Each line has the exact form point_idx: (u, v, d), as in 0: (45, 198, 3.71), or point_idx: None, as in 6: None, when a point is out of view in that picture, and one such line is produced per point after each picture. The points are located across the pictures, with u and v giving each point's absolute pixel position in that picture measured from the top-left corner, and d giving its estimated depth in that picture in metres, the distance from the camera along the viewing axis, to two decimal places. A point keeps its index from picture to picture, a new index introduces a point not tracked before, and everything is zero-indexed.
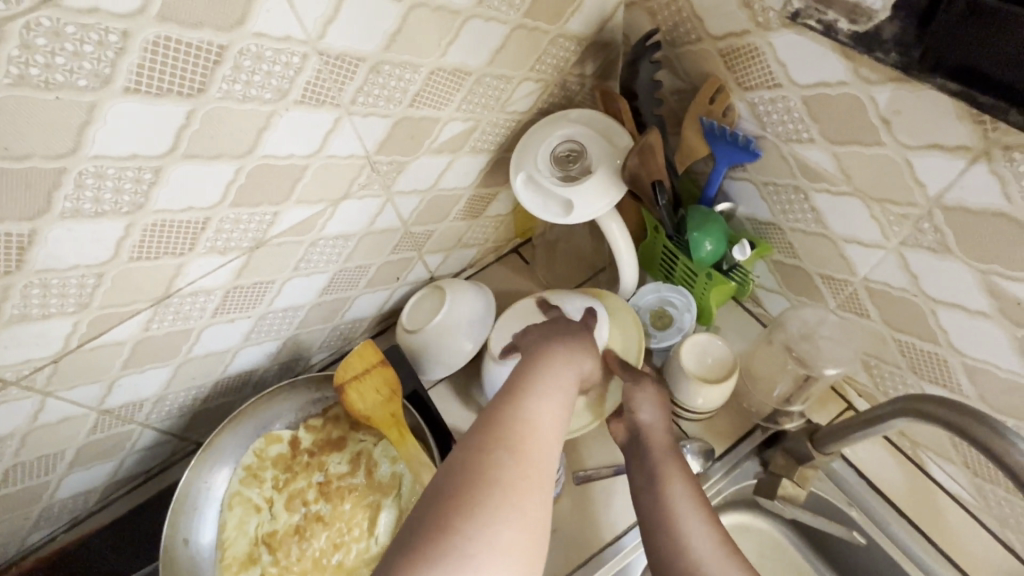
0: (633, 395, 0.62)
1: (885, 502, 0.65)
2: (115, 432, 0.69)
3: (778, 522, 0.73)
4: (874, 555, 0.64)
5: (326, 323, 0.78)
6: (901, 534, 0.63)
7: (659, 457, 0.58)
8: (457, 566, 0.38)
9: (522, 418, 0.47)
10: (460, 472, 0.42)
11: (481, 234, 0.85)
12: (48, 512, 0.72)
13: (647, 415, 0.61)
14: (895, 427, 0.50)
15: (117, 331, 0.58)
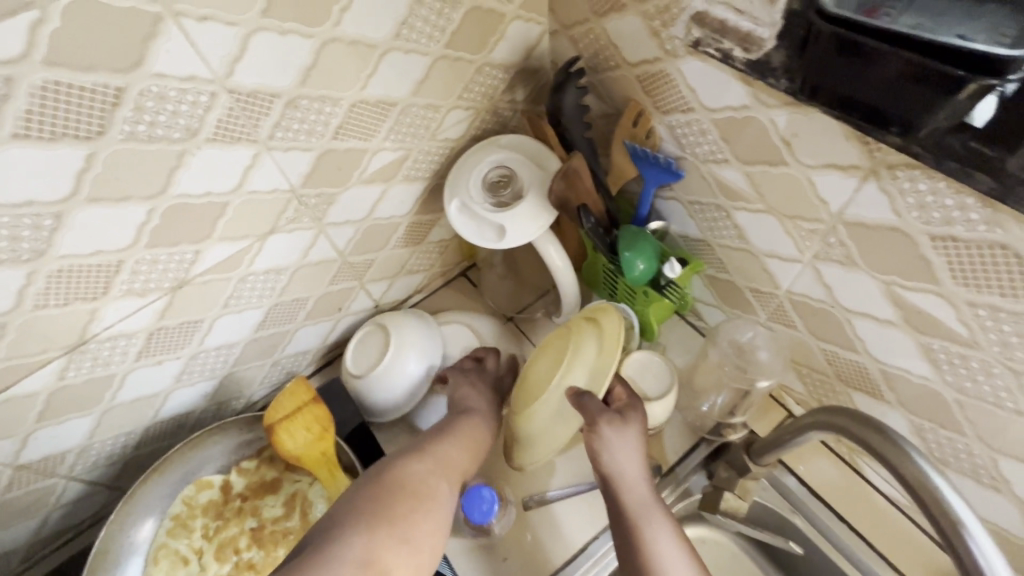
0: (594, 443, 0.59)
1: (827, 509, 0.66)
2: (35, 488, 0.65)
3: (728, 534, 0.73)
4: (817, 560, 0.65)
5: (266, 359, 0.76)
6: (841, 537, 0.65)
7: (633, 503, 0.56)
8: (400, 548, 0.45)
9: (456, 456, 0.58)
10: (407, 475, 0.51)
11: (425, 260, 0.85)
12: None
13: (625, 457, 0.59)
14: (813, 436, 0.52)
15: (28, 382, 0.55)
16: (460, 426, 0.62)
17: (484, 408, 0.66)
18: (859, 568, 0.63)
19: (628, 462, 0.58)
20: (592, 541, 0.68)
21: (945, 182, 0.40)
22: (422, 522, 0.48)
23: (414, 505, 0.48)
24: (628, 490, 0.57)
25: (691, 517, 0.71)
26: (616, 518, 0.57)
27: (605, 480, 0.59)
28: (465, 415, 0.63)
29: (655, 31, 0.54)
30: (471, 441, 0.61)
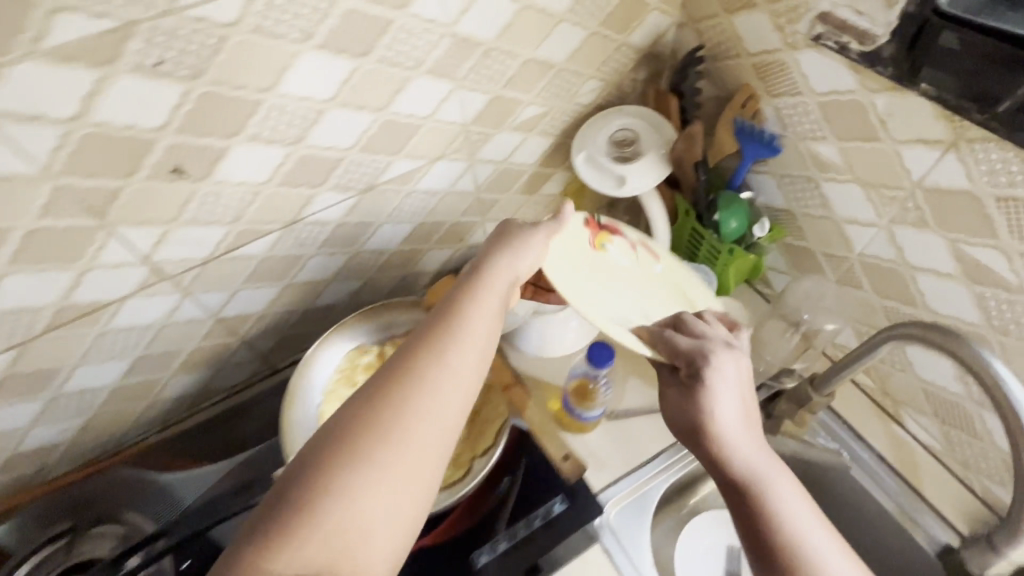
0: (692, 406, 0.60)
1: (868, 449, 0.78)
2: (220, 342, 0.80)
3: None
4: (856, 489, 0.77)
5: (399, 271, 0.91)
6: (879, 471, 0.77)
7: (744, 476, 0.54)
8: (350, 497, 0.43)
9: (450, 363, 0.51)
10: (353, 421, 0.47)
11: (534, 210, 0.99)
12: (147, 412, 0.82)
13: (731, 408, 0.59)
14: (878, 354, 0.64)
15: (252, 246, 0.70)
16: (467, 326, 0.54)
17: (491, 294, 0.57)
18: (892, 497, 0.75)
19: (734, 415, 0.58)
20: (662, 452, 0.80)
21: (1014, 152, 0.53)
22: (372, 471, 0.44)
23: (384, 450, 0.45)
24: (740, 449, 0.56)
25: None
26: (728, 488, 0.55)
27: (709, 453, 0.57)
28: (470, 307, 0.55)
29: (780, 27, 0.68)
30: (472, 342, 0.53)
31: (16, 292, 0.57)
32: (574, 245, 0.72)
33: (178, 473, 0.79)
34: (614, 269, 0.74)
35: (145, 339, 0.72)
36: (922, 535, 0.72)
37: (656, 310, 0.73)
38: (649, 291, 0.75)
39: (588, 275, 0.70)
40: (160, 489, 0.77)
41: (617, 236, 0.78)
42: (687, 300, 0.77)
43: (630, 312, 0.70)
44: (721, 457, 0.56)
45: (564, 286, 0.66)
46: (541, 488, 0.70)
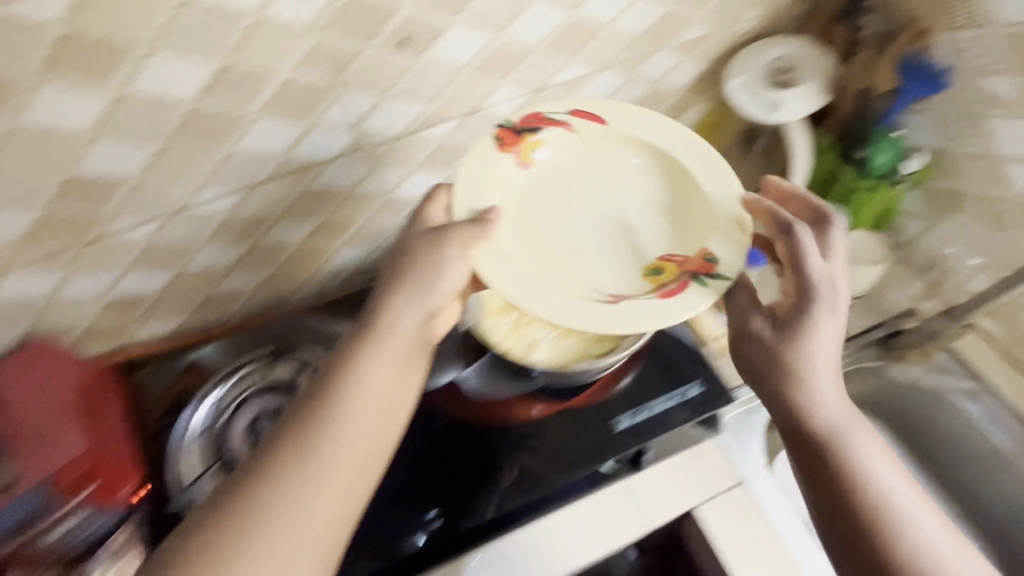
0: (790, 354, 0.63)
1: (993, 399, 0.84)
2: (384, 221, 0.89)
3: (890, 394, 0.92)
4: (971, 425, 0.86)
5: None
6: (998, 414, 0.84)
7: (828, 433, 0.62)
8: (258, 546, 0.51)
9: (360, 405, 0.58)
10: (259, 485, 0.53)
11: None
12: (313, 279, 0.93)
13: (824, 370, 0.63)
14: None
15: (435, 130, 0.78)
16: (357, 371, 0.59)
17: (389, 341, 0.61)
18: (1008, 439, 0.83)
19: (829, 378, 0.63)
20: None
21: None
22: (267, 534, 0.51)
23: (275, 492, 0.52)
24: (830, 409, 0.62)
25: (858, 379, 0.91)
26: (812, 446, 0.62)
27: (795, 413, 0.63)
28: (352, 375, 0.58)
29: None
30: (370, 398, 0.58)
31: (261, 136, 0.67)
32: (498, 184, 0.68)
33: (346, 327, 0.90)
34: (552, 177, 0.73)
35: (332, 205, 0.81)
36: None
37: (598, 235, 0.71)
38: (594, 174, 0.73)
39: (519, 227, 0.69)
40: (332, 338, 0.89)
41: (545, 128, 0.72)
42: (643, 174, 0.73)
43: (577, 234, 0.71)
44: (804, 414, 0.62)
45: (509, 280, 0.63)
46: (677, 374, 0.78)
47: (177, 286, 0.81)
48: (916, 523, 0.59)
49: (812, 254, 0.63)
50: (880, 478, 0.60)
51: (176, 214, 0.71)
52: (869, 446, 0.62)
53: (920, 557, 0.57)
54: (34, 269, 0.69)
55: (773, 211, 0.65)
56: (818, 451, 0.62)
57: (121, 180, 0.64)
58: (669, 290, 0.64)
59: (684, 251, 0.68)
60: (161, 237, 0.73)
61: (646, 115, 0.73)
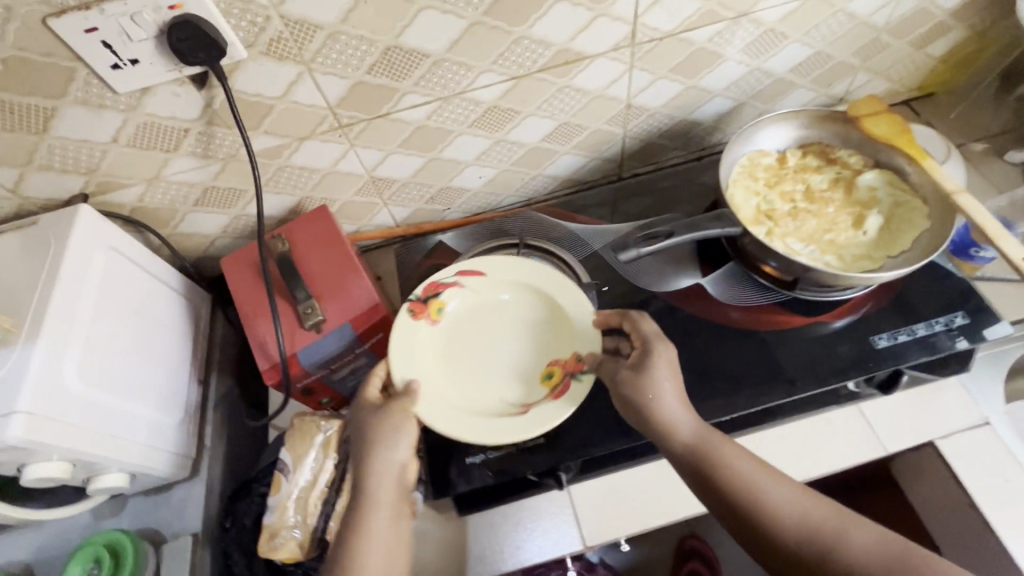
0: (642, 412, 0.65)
1: None
2: (611, 130, 0.90)
3: None
4: None
5: (765, 103, 0.94)
6: None
7: (713, 467, 0.61)
8: None
9: (391, 511, 0.62)
10: None
11: (907, 71, 0.95)
12: (528, 184, 0.96)
13: (659, 393, 0.64)
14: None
15: (701, 32, 0.77)
16: (370, 488, 0.62)
17: (379, 498, 0.62)
18: None
19: (668, 399, 0.64)
20: None
21: None
22: None
23: None
24: (679, 429, 0.63)
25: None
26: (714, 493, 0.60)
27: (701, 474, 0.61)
28: (376, 459, 0.63)
29: None
30: (386, 504, 0.62)
31: (552, 22, 0.69)
32: (417, 349, 0.70)
33: (584, 226, 0.88)
34: (465, 322, 0.75)
35: (578, 105, 0.83)
36: None
37: (501, 346, 0.74)
38: (501, 331, 0.75)
39: (443, 350, 0.73)
40: (570, 236, 0.87)
41: (445, 291, 0.75)
42: (530, 322, 0.75)
43: (488, 368, 0.72)
44: (687, 450, 0.62)
45: (426, 399, 0.67)
46: (933, 305, 0.74)
47: (423, 174, 0.87)
48: (800, 510, 0.57)
49: (626, 376, 0.66)
50: (784, 496, 0.58)
51: (453, 98, 0.75)
52: (741, 457, 0.61)
53: (807, 547, 0.55)
54: (329, 138, 0.76)
55: (620, 317, 0.71)
56: (716, 491, 0.60)
57: (428, 54, 0.68)
58: (557, 391, 0.68)
59: (562, 352, 0.72)
60: (434, 119, 0.77)
61: (496, 262, 0.77)
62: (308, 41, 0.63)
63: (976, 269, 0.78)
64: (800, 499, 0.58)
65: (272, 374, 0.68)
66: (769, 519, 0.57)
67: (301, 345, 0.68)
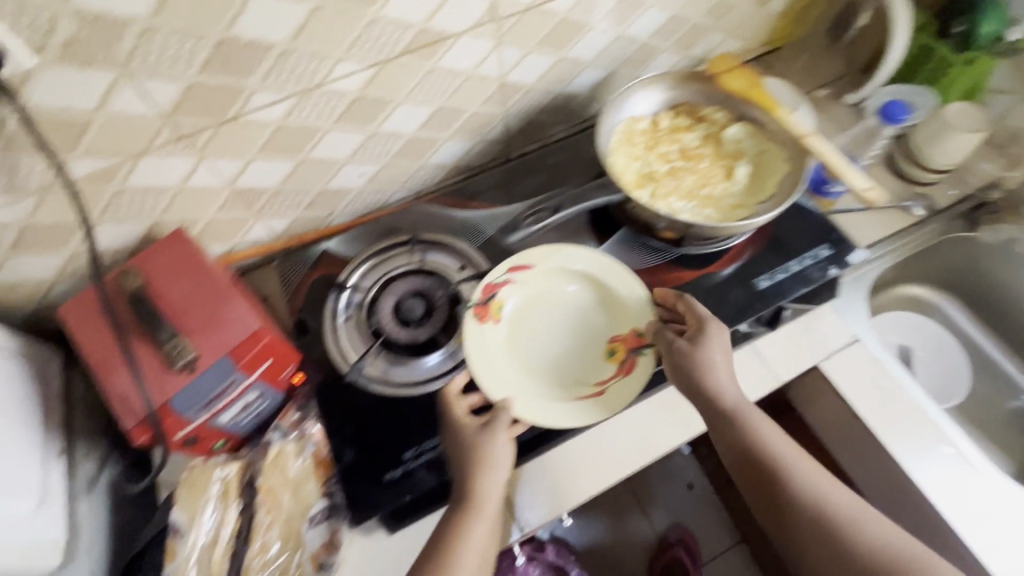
0: (694, 382, 0.63)
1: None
2: (490, 111, 0.88)
3: (955, 265, 0.99)
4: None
5: (635, 70, 0.96)
6: None
7: (751, 441, 0.61)
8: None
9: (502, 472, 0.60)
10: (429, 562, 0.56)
11: (755, 27, 1.01)
12: (416, 175, 0.92)
13: (717, 365, 0.63)
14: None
15: (562, 3, 0.76)
16: (477, 493, 0.58)
17: (496, 462, 0.60)
18: None
19: (721, 374, 0.63)
20: (876, 244, 0.88)
21: None
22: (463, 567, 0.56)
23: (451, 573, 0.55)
24: (725, 399, 0.62)
25: (952, 246, 0.96)
26: (750, 465, 0.61)
27: (742, 448, 0.61)
28: (481, 475, 0.59)
29: None
30: (501, 465, 0.60)
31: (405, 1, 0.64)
32: (493, 356, 0.67)
33: (477, 212, 0.82)
34: (526, 315, 0.71)
35: (452, 88, 0.79)
36: None
37: (569, 333, 0.70)
38: (565, 320, 0.71)
39: (514, 349, 0.69)
40: (464, 225, 0.81)
41: (502, 290, 0.71)
42: (585, 305, 0.72)
43: (551, 356, 0.69)
44: (734, 423, 0.62)
45: (513, 397, 0.65)
46: (802, 242, 0.79)
47: (295, 179, 0.79)
48: (819, 495, 0.59)
49: (686, 350, 0.63)
50: (815, 481, 0.60)
51: (310, 92, 0.68)
52: (775, 438, 0.62)
53: (817, 523, 0.58)
54: (172, 152, 0.66)
55: (676, 296, 0.67)
56: (752, 463, 0.61)
57: (271, 45, 0.61)
58: (622, 370, 0.67)
59: (622, 327, 0.70)
60: (295, 117, 0.70)
61: (542, 251, 0.72)
62: (117, 41, 0.54)
63: (830, 204, 0.86)
64: (825, 484, 0.60)
65: (142, 430, 0.59)
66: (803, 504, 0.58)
67: (173, 392, 0.59)
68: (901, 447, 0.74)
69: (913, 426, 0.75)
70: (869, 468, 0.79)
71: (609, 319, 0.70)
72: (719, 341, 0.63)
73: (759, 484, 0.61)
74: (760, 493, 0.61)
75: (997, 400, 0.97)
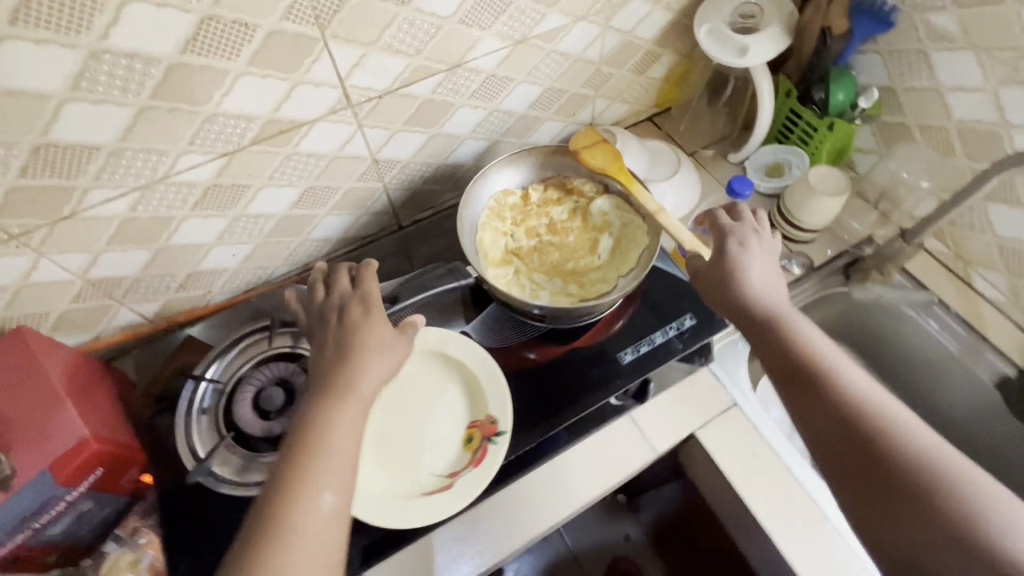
0: (728, 280, 0.66)
1: (923, 309, 0.94)
2: (369, 186, 0.88)
3: (841, 317, 1.00)
4: (914, 335, 0.94)
5: (519, 138, 0.98)
6: (932, 325, 0.93)
7: (787, 337, 0.60)
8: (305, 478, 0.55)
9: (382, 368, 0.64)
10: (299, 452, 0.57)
11: (637, 93, 1.05)
12: (299, 250, 0.91)
13: (750, 271, 0.66)
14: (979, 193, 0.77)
15: (421, 85, 0.77)
16: (355, 381, 0.61)
17: (376, 361, 0.63)
18: (948, 338, 0.92)
19: (751, 277, 0.65)
20: None
21: None
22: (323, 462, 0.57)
23: (312, 467, 0.56)
24: (753, 304, 0.64)
25: (834, 302, 0.99)
26: (787, 361, 0.59)
27: (779, 339, 0.60)
28: (357, 366, 0.62)
29: None
30: (384, 360, 0.64)
31: (244, 96, 0.64)
32: None
33: None
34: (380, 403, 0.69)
35: (318, 168, 0.79)
36: (981, 368, 0.89)
37: (426, 420, 0.70)
38: (421, 407, 0.70)
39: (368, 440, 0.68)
40: None
41: None
42: (444, 390, 0.71)
43: (407, 445, 0.68)
44: (767, 320, 0.62)
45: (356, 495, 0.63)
46: (669, 310, 0.80)
47: (158, 265, 0.77)
48: (871, 403, 0.54)
49: (729, 251, 0.68)
50: (858, 388, 0.56)
51: (155, 184, 0.67)
52: (816, 336, 0.60)
53: (861, 424, 0.53)
54: (3, 253, 0.64)
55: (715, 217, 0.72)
56: (791, 360, 0.59)
57: (97, 146, 0.60)
58: (476, 459, 0.66)
59: (478, 411, 0.69)
60: (142, 210, 0.69)
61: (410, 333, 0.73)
62: None
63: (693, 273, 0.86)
64: (875, 390, 0.55)
65: None
66: (850, 407, 0.54)
67: None
68: (772, 516, 0.73)
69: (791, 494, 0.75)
70: (755, 544, 0.76)
71: (469, 402, 0.70)
72: (748, 250, 0.68)
73: (792, 385, 0.58)
74: (804, 402, 0.57)
75: None
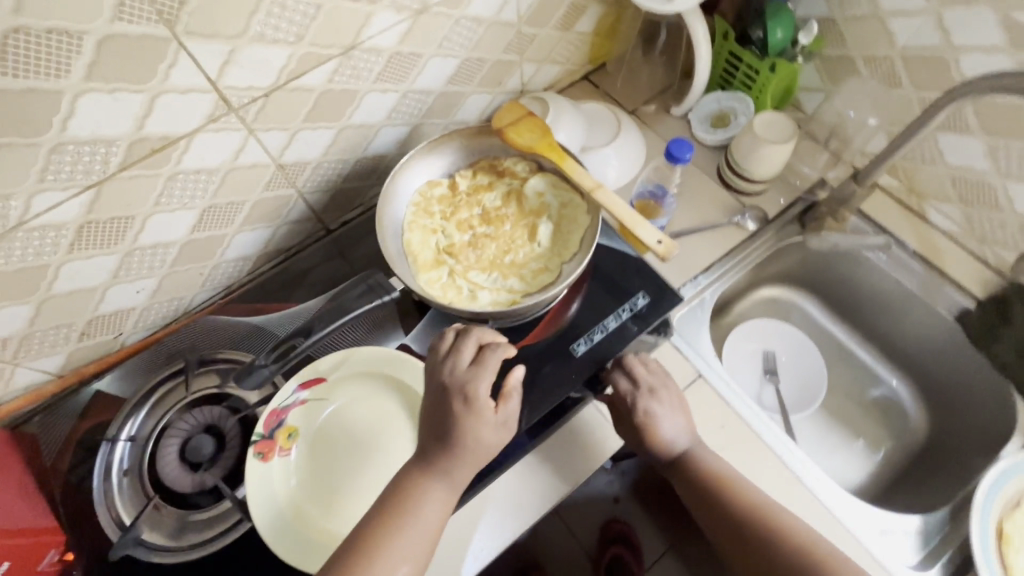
0: (643, 420, 0.70)
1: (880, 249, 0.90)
2: (280, 194, 0.79)
3: (800, 266, 0.98)
4: (873, 276, 0.92)
5: (443, 118, 0.89)
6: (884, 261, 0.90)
7: (699, 475, 0.70)
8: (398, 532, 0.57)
9: (493, 428, 0.61)
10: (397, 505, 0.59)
11: (567, 51, 0.96)
12: (215, 274, 0.82)
13: (663, 422, 0.71)
14: (928, 126, 0.73)
15: (312, 76, 0.67)
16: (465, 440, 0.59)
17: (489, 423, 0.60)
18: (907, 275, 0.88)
19: (665, 422, 0.71)
20: (700, 274, 0.87)
21: None
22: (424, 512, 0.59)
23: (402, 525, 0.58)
24: (669, 444, 0.71)
25: (790, 252, 0.95)
26: (702, 493, 0.69)
27: (690, 476, 0.70)
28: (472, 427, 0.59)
29: None
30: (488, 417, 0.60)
31: (92, 117, 0.54)
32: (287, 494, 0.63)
33: (267, 316, 0.79)
34: (322, 437, 0.67)
35: (213, 184, 0.70)
36: (941, 304, 0.86)
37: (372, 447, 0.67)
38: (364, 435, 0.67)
39: (314, 479, 0.65)
40: (254, 332, 0.78)
41: (289, 414, 0.67)
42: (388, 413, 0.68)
43: (355, 478, 0.65)
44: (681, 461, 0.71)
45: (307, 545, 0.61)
46: (621, 288, 0.75)
47: (45, 317, 0.68)
48: (768, 519, 0.66)
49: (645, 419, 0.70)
50: (757, 504, 0.68)
51: (10, 233, 0.58)
52: (721, 464, 0.71)
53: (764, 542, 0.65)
54: None
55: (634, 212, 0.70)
56: (703, 492, 0.69)
57: None
58: None
59: None
60: (2, 263, 0.60)
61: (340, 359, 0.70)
62: None
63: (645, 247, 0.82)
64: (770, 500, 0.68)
65: None
66: (753, 525, 0.66)
67: None
68: None
69: (758, 461, 0.74)
70: None
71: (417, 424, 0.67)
72: (662, 414, 0.71)
73: (706, 505, 0.69)
74: (715, 521, 0.69)
75: (859, 391, 0.98)
